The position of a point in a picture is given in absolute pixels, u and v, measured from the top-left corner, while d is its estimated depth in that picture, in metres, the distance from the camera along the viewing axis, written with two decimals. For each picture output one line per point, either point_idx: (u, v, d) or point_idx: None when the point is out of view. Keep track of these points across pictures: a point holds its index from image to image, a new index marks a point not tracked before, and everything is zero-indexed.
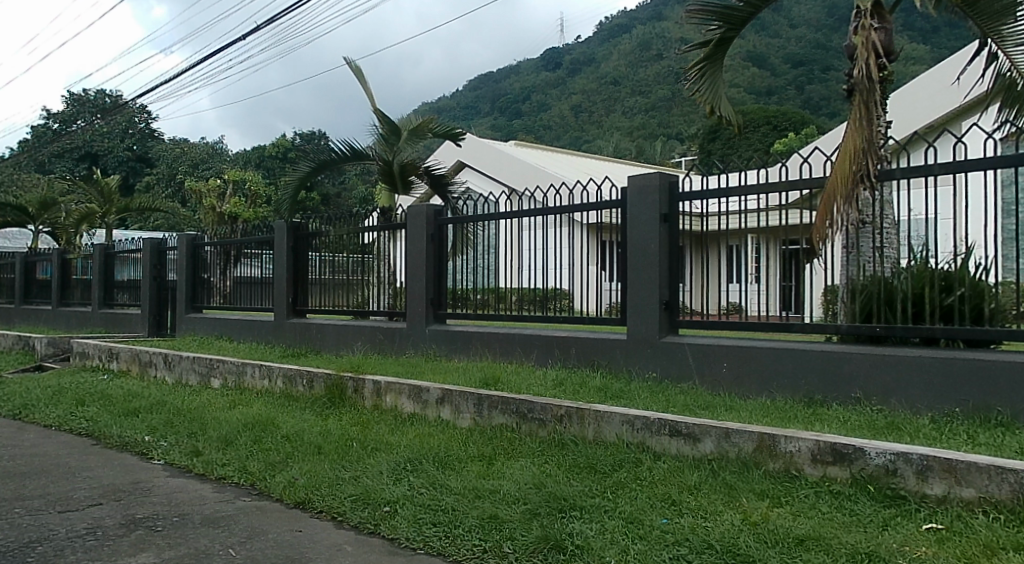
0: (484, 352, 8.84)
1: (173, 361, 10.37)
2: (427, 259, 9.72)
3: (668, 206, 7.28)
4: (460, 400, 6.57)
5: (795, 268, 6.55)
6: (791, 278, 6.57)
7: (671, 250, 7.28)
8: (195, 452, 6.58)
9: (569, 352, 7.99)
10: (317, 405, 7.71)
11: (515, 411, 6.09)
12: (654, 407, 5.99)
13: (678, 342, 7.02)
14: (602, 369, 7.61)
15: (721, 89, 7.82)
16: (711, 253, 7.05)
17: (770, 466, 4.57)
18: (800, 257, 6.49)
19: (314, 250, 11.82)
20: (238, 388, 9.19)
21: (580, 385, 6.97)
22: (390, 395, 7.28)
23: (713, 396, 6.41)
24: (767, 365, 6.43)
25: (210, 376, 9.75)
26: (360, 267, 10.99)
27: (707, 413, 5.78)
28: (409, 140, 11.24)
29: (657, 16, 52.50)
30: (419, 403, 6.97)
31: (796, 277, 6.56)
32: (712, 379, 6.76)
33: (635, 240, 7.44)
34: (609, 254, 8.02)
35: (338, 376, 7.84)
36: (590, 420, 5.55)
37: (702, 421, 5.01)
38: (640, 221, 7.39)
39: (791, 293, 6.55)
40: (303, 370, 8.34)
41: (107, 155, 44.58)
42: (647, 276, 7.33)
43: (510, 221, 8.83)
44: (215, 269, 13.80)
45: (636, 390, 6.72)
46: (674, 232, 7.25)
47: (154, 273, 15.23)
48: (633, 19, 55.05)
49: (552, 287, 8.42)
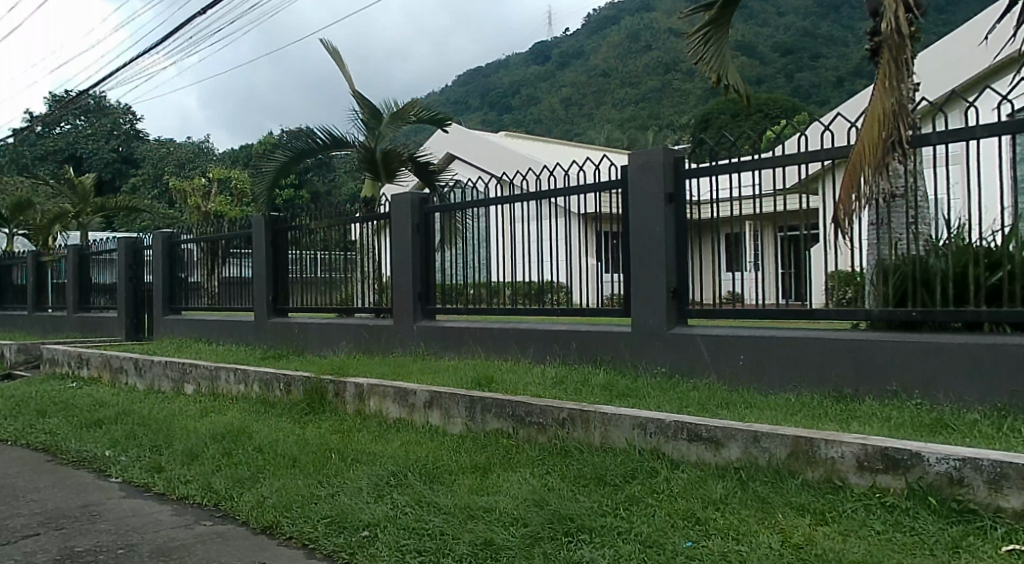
0: (476, 349, 8.18)
1: (145, 367, 9.71)
2: (415, 251, 9.07)
3: (674, 184, 6.64)
4: (451, 403, 5.91)
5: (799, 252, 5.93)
6: (790, 264, 6.00)
7: (678, 233, 6.65)
8: (157, 468, 5.93)
9: (568, 346, 7.33)
10: (295, 412, 7.06)
11: (511, 415, 5.44)
12: (666, 408, 5.35)
13: (690, 333, 6.40)
14: (605, 365, 6.97)
15: (728, 58, 7.17)
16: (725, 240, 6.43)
17: (809, 475, 3.93)
18: (803, 243, 5.98)
19: (293, 246, 11.14)
20: (212, 394, 8.54)
21: (582, 383, 6.34)
22: (374, 399, 6.63)
23: (730, 392, 5.79)
24: (789, 357, 5.80)
25: (182, 381, 9.08)
26: (343, 262, 10.34)
27: (727, 413, 5.15)
28: (391, 123, 10.51)
29: (646, 6, 51.84)
30: (406, 406, 6.32)
31: (799, 263, 5.96)
32: (727, 372, 6.14)
33: (637, 224, 6.82)
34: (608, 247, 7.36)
35: (317, 379, 7.18)
36: (595, 423, 4.91)
37: (725, 423, 4.37)
38: (643, 201, 6.76)
39: (792, 280, 5.98)
40: (280, 374, 7.68)
41: (91, 157, 43.74)
42: (652, 262, 6.69)
43: (500, 208, 8.19)
44: (194, 269, 13.13)
45: (644, 387, 6.10)
46: (681, 213, 6.62)
47: (131, 273, 14.58)
48: (623, 10, 54.38)
49: (547, 279, 7.80)
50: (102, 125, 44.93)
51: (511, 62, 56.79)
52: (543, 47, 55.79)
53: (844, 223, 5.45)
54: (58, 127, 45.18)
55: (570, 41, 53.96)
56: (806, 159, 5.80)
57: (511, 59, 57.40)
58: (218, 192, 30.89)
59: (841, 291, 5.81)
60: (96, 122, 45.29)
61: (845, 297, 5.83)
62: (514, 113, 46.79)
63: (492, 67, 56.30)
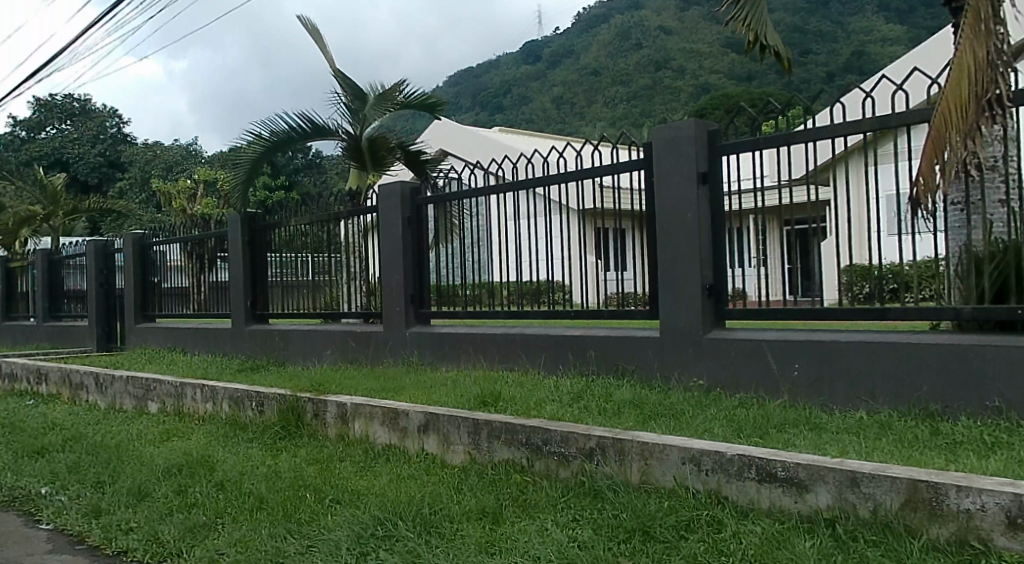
0: (476, 358, 7.17)
1: (106, 383, 8.67)
2: (406, 250, 8.06)
3: (708, 162, 5.67)
4: (450, 427, 4.92)
5: (804, 247, 5.29)
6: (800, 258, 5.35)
7: (713, 220, 5.68)
8: (96, 512, 4.90)
9: (586, 354, 6.32)
10: (266, 437, 6.05)
11: (524, 444, 4.44)
12: (714, 430, 4.38)
13: (730, 338, 5.43)
14: (631, 377, 5.96)
15: (765, 18, 6.16)
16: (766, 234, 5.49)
17: (934, 534, 2.94)
18: (812, 236, 5.26)
19: (272, 246, 10.15)
20: (177, 414, 7.51)
21: (605, 400, 5.35)
22: (358, 421, 5.63)
23: (786, 409, 4.81)
24: (855, 365, 4.83)
25: (146, 400, 8.04)
26: (328, 263, 9.35)
27: (791, 437, 4.17)
28: (377, 107, 9.51)
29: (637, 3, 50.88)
30: (396, 431, 5.33)
31: (806, 258, 5.31)
32: (777, 385, 5.17)
33: (664, 210, 5.84)
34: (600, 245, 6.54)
35: (292, 397, 6.17)
36: (632, 456, 3.91)
37: (807, 459, 3.38)
38: (671, 182, 5.78)
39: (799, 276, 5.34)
40: (252, 390, 6.67)
41: (77, 162, 42.36)
42: (685, 256, 5.72)
43: (499, 197, 7.19)
44: (168, 273, 12.11)
45: (679, 403, 5.12)
46: (716, 196, 5.65)
47: (101, 279, 13.58)
48: (615, 7, 53.43)
49: (556, 279, 6.78)
50: (87, 130, 43.71)
51: (503, 62, 55.81)
52: (535, 44, 54.70)
53: (926, 200, 4.45)
54: (43, 131, 44.07)
55: (562, 40, 52.98)
56: (874, 126, 4.89)
57: (502, 57, 56.39)
58: (204, 195, 29.74)
59: (857, 285, 5.05)
60: (81, 126, 44.09)
61: (879, 291, 4.99)
62: (507, 112, 45.78)
63: (484, 65, 55.20)
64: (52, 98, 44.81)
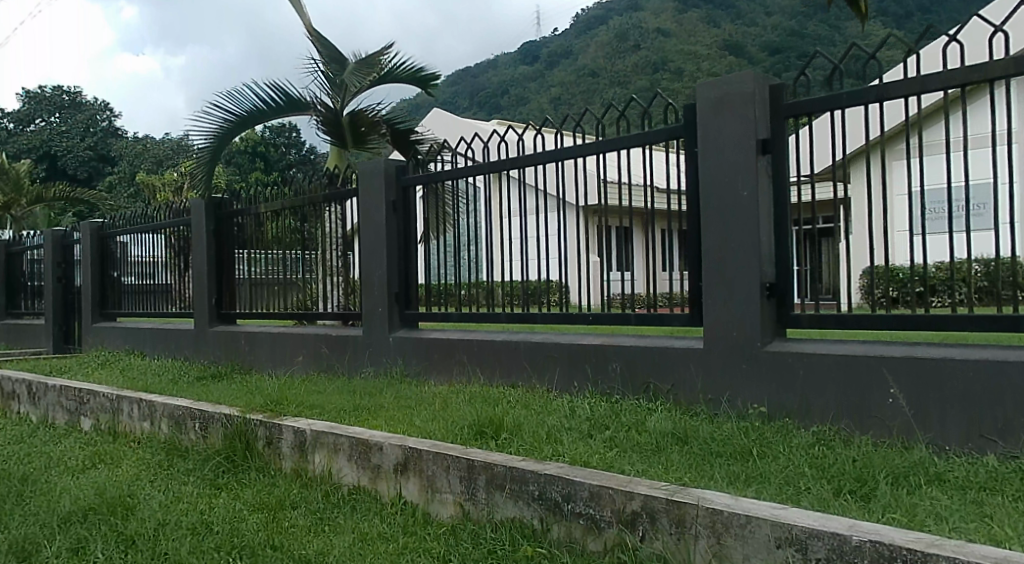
0: (471, 370, 5.95)
1: (38, 392, 7.42)
2: (390, 240, 6.82)
3: (770, 127, 4.45)
4: (435, 468, 3.70)
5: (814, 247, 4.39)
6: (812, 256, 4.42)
7: (777, 203, 4.46)
8: None
9: (607, 369, 5.10)
10: (204, 470, 4.80)
11: (537, 498, 3.23)
12: (798, 481, 3.19)
13: (800, 353, 4.22)
14: (665, 399, 4.75)
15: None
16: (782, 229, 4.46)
17: None
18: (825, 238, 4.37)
19: (240, 236, 8.93)
20: (111, 434, 6.26)
21: (636, 431, 4.15)
22: (319, 454, 4.41)
23: (886, 449, 3.61)
24: (970, 393, 3.66)
25: (80, 414, 6.80)
26: (302, 257, 8.11)
27: (912, 495, 2.98)
28: (356, 72, 8.16)
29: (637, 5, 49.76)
30: (367, 469, 4.10)
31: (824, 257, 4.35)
32: (864, 413, 3.97)
33: (710, 186, 4.63)
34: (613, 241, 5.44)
35: (241, 419, 4.94)
36: (696, 529, 2.70)
37: (988, 554, 2.16)
38: (722, 151, 4.56)
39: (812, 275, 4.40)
40: (196, 408, 5.44)
41: (65, 155, 40.86)
42: (738, 246, 4.50)
43: (499, 177, 5.97)
44: (130, 266, 10.87)
45: (735, 437, 3.92)
46: (780, 168, 4.41)
47: (59, 272, 12.36)
48: (614, 9, 52.32)
49: (569, 276, 5.60)
50: (77, 123, 42.34)
51: (500, 62, 54.61)
52: (532, 43, 53.46)
53: None
54: (32, 124, 42.62)
55: (560, 40, 51.80)
56: (1006, 70, 3.70)
57: (500, 58, 55.14)
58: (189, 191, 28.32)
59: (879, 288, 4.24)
60: (70, 119, 42.73)
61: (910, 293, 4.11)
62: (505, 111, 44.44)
63: (481, 64, 53.97)
64: (41, 90, 43.63)
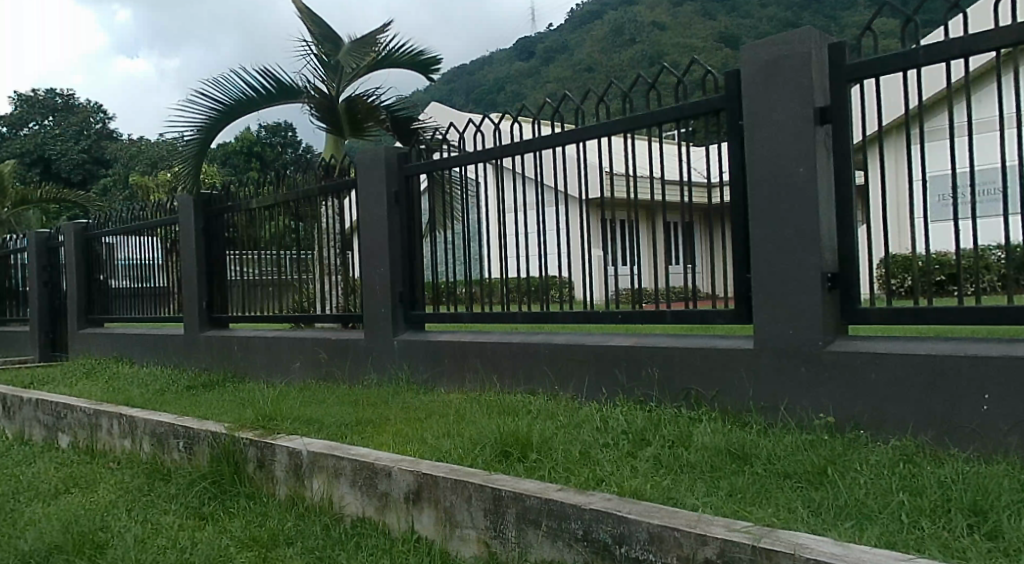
0: (484, 376, 5.38)
1: (14, 406, 6.85)
2: (392, 235, 6.23)
3: (829, 94, 3.88)
4: (454, 499, 3.13)
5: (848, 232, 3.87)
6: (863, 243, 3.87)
7: (839, 181, 3.88)
8: None
9: (641, 374, 4.53)
10: (187, 497, 4.22)
11: (582, 539, 2.66)
12: (897, 512, 2.63)
13: (871, 354, 3.65)
14: (711, 407, 4.18)
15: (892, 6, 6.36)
16: (837, 213, 3.89)
17: None
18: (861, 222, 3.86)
19: (231, 235, 8.35)
20: (90, 453, 5.69)
21: (684, 447, 3.58)
22: (317, 478, 3.85)
23: (991, 467, 3.04)
24: None
25: (57, 430, 6.23)
26: (297, 257, 7.55)
27: None
28: (353, 52, 7.63)
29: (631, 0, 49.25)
30: (373, 498, 3.53)
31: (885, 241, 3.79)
32: (954, 422, 3.42)
33: (759, 163, 4.06)
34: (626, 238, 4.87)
35: (229, 438, 4.37)
36: None
37: None
38: (773, 123, 4.00)
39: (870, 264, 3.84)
40: (181, 424, 4.86)
41: (59, 159, 40.19)
42: (793, 230, 3.92)
43: (513, 162, 5.39)
44: (117, 269, 10.29)
45: (804, 453, 3.36)
46: (842, 141, 3.84)
47: (44, 277, 11.79)
48: (608, 5, 51.81)
49: (593, 272, 5.03)
50: (73, 126, 41.91)
51: (495, 59, 54.01)
52: (527, 40, 52.96)
53: None
54: (25, 128, 41.95)
55: (556, 36, 51.23)
56: None
57: (495, 55, 54.62)
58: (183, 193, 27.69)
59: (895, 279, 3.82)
60: (63, 123, 42.13)
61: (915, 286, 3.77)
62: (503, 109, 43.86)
63: (477, 62, 53.40)
64: (34, 94, 43.17)
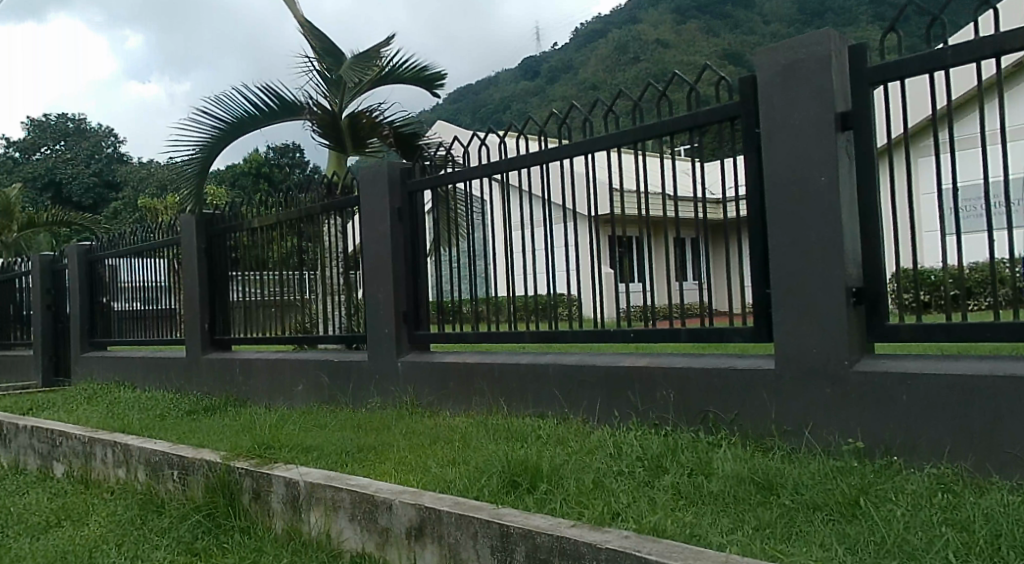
0: (492, 399, 5.17)
1: (10, 434, 6.66)
2: (395, 253, 6.04)
3: (850, 98, 3.68)
4: (459, 536, 2.92)
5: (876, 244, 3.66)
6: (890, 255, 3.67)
7: (863, 190, 3.68)
8: None
9: (655, 396, 4.31)
10: (180, 531, 4.01)
11: None
12: (941, 549, 2.40)
13: (901, 373, 3.43)
14: (730, 431, 3.95)
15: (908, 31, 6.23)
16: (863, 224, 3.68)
17: None
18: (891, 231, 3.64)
19: (234, 255, 8.18)
20: (85, 483, 5.48)
21: (704, 475, 3.36)
22: (315, 511, 3.63)
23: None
24: None
25: (53, 459, 6.03)
26: (300, 277, 7.37)
27: None
28: (355, 66, 7.39)
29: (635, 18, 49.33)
30: (374, 533, 3.32)
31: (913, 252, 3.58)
32: (993, 446, 3.19)
33: (778, 172, 3.85)
34: (637, 253, 4.66)
35: (225, 468, 4.17)
36: None
37: None
38: (792, 131, 3.80)
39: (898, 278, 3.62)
40: (176, 453, 4.66)
41: (69, 182, 40.31)
42: (816, 242, 3.71)
43: (519, 176, 5.21)
44: (120, 291, 10.13)
45: (833, 480, 3.13)
46: (865, 147, 3.64)
47: (48, 300, 11.65)
48: (613, 24, 51.92)
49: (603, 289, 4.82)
50: (83, 150, 42.08)
51: (501, 78, 54.12)
52: (533, 59, 53.06)
53: None
54: (36, 152, 42.13)
55: (561, 54, 51.32)
56: None
57: (501, 75, 54.73)
58: None
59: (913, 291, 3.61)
60: (73, 147, 42.30)
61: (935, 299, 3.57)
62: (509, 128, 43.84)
63: (483, 81, 53.52)
64: (44, 119, 43.47)
